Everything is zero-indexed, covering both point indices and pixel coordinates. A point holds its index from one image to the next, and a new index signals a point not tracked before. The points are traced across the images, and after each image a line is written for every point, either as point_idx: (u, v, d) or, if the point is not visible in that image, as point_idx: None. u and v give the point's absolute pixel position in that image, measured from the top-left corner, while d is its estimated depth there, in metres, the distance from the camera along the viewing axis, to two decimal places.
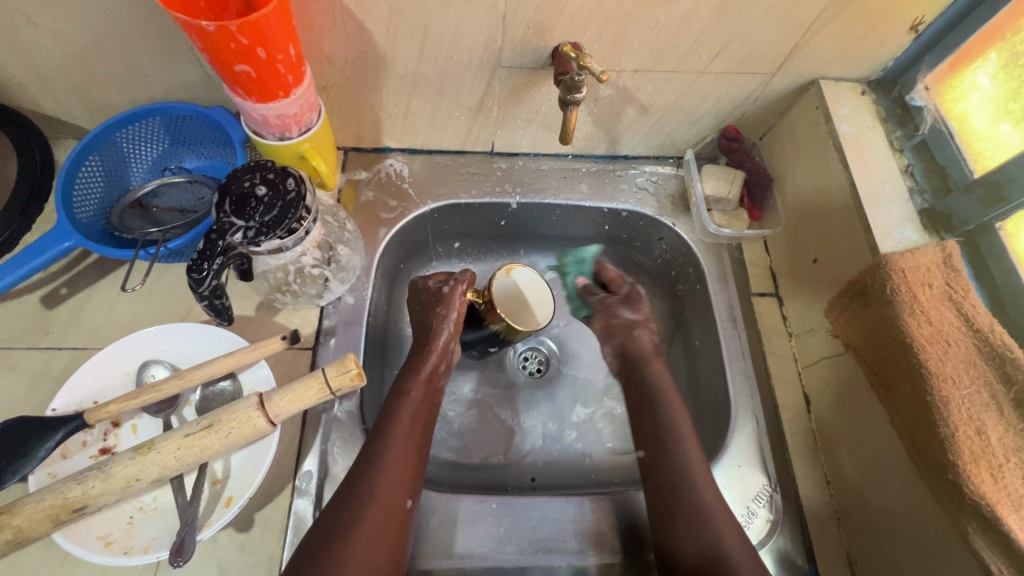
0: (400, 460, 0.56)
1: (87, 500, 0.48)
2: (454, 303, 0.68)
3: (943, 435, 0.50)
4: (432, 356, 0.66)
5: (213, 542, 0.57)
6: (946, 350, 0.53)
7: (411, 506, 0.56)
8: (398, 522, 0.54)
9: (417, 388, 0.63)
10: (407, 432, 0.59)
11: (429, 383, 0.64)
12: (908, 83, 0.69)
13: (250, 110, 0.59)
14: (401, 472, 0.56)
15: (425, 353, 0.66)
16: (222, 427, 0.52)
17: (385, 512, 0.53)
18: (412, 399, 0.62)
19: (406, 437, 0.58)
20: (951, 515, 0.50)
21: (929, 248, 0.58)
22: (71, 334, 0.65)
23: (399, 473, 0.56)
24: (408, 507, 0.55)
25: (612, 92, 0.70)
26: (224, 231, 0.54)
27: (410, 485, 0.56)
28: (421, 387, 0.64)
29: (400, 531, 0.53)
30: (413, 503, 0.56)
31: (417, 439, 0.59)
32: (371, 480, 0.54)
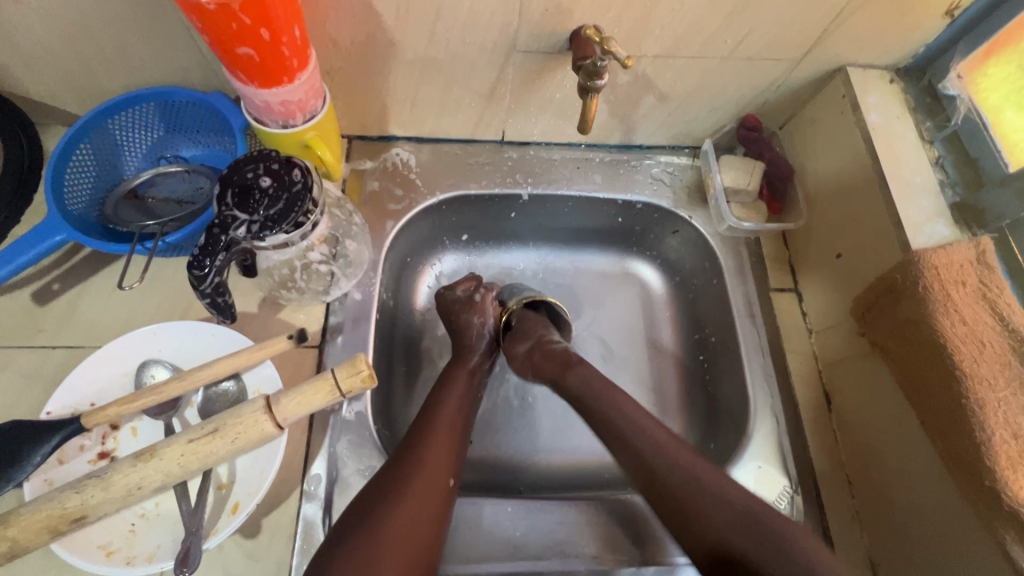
0: (435, 448, 0.56)
1: (86, 510, 0.46)
2: (490, 308, 0.72)
3: (978, 438, 0.49)
4: (475, 355, 0.68)
5: (219, 549, 0.55)
6: (980, 351, 0.52)
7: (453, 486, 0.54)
8: (439, 500, 0.53)
9: (461, 378, 0.65)
10: (447, 420, 0.59)
11: (472, 375, 0.66)
12: (939, 72, 0.66)
13: (252, 97, 0.55)
14: (441, 456, 0.55)
15: (469, 352, 0.68)
16: (228, 432, 0.49)
17: (423, 498, 0.51)
18: (457, 385, 0.63)
19: (440, 429, 0.58)
20: (985, 521, 0.48)
21: (962, 244, 0.56)
22: (65, 331, 0.62)
23: (435, 460, 0.55)
24: (450, 484, 0.54)
25: (631, 79, 0.67)
26: (227, 224, 0.51)
27: (453, 465, 0.56)
28: (465, 378, 0.65)
29: (440, 513, 0.52)
30: (456, 481, 0.55)
31: (459, 424, 0.60)
32: (410, 467, 0.53)
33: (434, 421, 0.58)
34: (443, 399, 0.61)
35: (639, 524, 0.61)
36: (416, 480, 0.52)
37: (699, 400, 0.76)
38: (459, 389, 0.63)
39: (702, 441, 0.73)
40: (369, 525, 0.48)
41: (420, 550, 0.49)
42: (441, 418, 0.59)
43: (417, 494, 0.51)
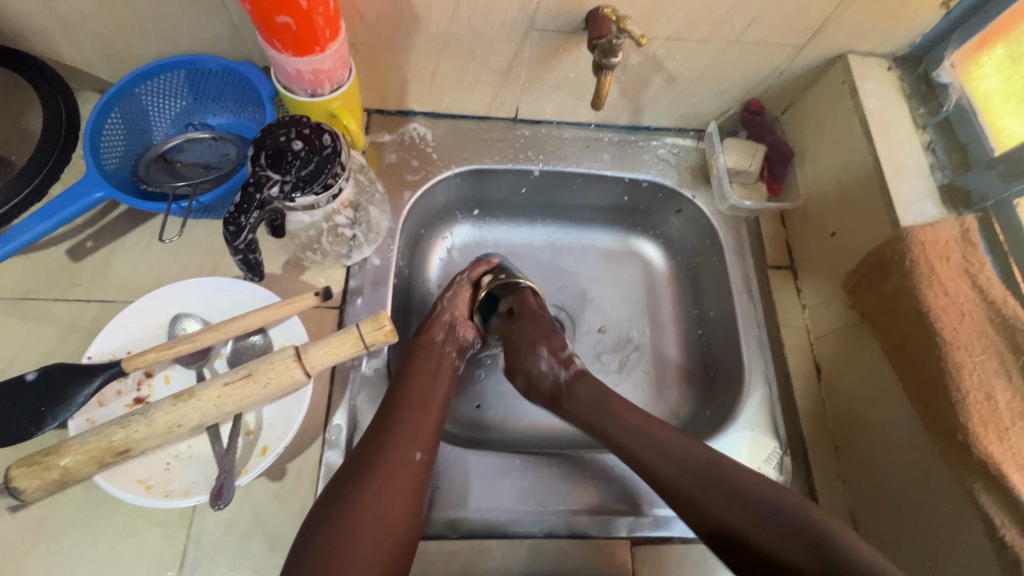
0: (405, 425, 0.59)
1: (131, 443, 0.49)
2: (463, 287, 0.74)
3: (951, 398, 0.53)
4: (434, 331, 0.70)
5: (247, 489, 0.58)
6: (960, 320, 0.56)
7: (422, 460, 0.58)
8: (413, 476, 0.56)
9: (421, 360, 0.66)
10: (416, 400, 0.62)
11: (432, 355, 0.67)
12: (933, 62, 0.70)
13: (284, 64, 0.58)
14: (410, 434, 0.59)
15: (430, 330, 0.70)
16: (261, 377, 0.53)
17: (387, 480, 0.55)
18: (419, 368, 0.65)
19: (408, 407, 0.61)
20: (957, 473, 0.52)
21: (949, 222, 0.60)
22: (99, 286, 0.65)
23: (398, 443, 0.58)
24: (420, 460, 0.58)
25: (641, 60, 0.70)
26: (261, 184, 0.54)
27: (423, 440, 0.59)
28: (425, 358, 0.67)
29: (415, 486, 0.56)
30: (427, 455, 0.58)
31: (425, 405, 0.62)
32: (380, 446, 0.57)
33: (404, 398, 0.61)
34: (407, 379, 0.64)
35: (635, 478, 0.65)
36: (397, 444, 0.57)
37: (697, 371, 0.80)
38: (424, 368, 0.65)
39: (698, 409, 0.78)
40: (351, 501, 0.53)
41: (388, 520, 0.53)
42: (409, 395, 0.62)
43: (385, 468, 0.56)
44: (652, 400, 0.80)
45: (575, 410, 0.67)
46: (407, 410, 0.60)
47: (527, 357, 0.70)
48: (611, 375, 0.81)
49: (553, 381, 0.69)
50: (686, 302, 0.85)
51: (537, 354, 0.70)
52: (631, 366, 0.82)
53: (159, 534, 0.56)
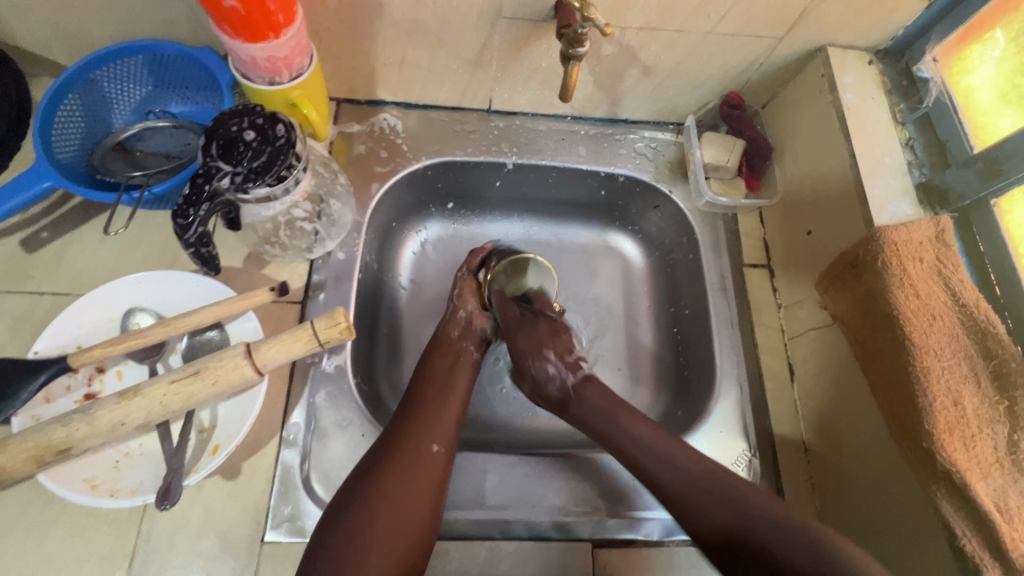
0: (423, 419, 0.60)
1: (72, 442, 0.48)
2: (467, 281, 0.74)
3: (917, 403, 0.52)
4: (450, 328, 0.71)
5: (200, 488, 0.57)
6: (930, 324, 0.54)
7: (439, 452, 0.58)
8: (432, 466, 0.57)
9: (442, 357, 0.68)
10: (435, 396, 0.63)
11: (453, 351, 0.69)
12: (916, 54, 0.68)
13: (238, 51, 0.56)
14: (428, 427, 0.60)
15: (446, 329, 0.71)
16: (209, 374, 0.51)
17: (407, 471, 0.56)
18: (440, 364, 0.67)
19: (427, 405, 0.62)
20: (922, 481, 0.51)
21: (923, 222, 0.58)
22: (52, 278, 0.64)
23: (414, 437, 0.58)
24: (437, 452, 0.58)
25: (615, 50, 0.68)
26: (211, 175, 0.52)
27: (440, 433, 0.60)
28: (447, 354, 0.68)
29: (436, 478, 0.57)
30: (443, 448, 0.59)
31: (446, 399, 0.63)
32: (396, 440, 0.58)
33: (422, 396, 0.63)
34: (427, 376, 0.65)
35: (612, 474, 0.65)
36: (415, 438, 0.58)
37: (671, 370, 0.79)
38: (442, 365, 0.67)
39: (669, 409, 0.76)
40: (369, 493, 0.53)
41: (405, 512, 0.53)
42: (427, 392, 0.63)
43: (403, 461, 0.56)
44: (624, 399, 0.78)
45: (582, 416, 0.66)
46: (423, 405, 0.62)
47: (534, 361, 0.69)
48: None
49: (561, 385, 0.68)
50: (662, 300, 0.83)
51: (544, 358, 0.69)
52: (606, 365, 0.80)
53: (107, 533, 0.55)
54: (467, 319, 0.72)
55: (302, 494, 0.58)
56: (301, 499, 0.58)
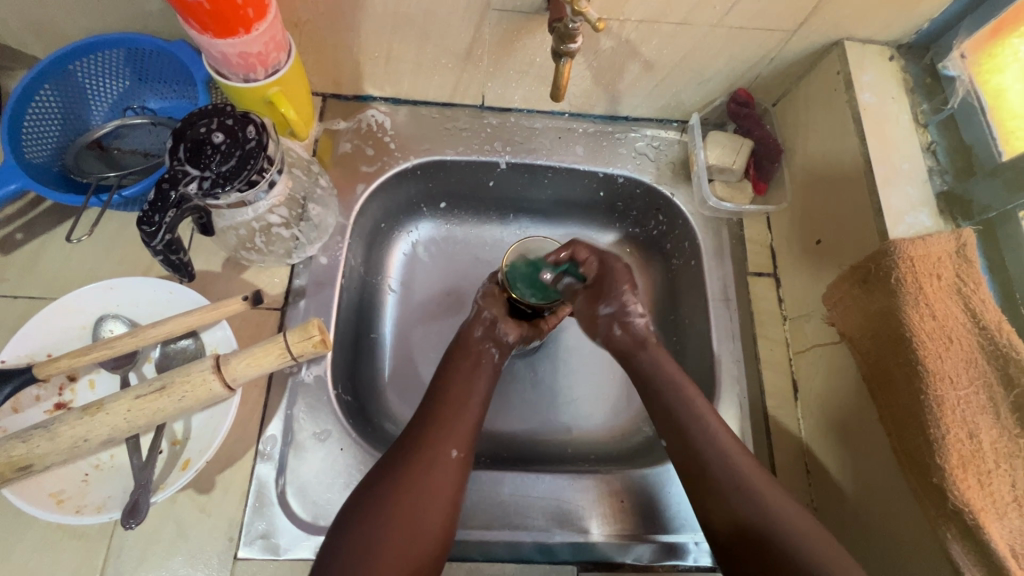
0: (442, 424, 0.57)
1: (32, 459, 0.46)
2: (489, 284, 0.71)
3: (927, 433, 0.48)
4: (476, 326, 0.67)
5: (172, 502, 0.55)
6: (946, 347, 0.50)
7: (458, 457, 0.56)
8: (449, 475, 0.54)
9: (463, 356, 0.64)
10: (454, 399, 0.60)
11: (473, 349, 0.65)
12: (941, 49, 0.63)
13: (208, 47, 0.53)
14: (447, 431, 0.57)
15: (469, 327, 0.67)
16: (175, 390, 0.49)
17: (423, 480, 0.53)
18: (461, 365, 0.64)
19: (445, 408, 0.59)
20: (930, 519, 0.48)
21: (943, 235, 0.54)
22: (27, 282, 0.62)
23: (432, 442, 0.56)
24: (455, 458, 0.55)
25: (614, 44, 0.63)
26: (177, 179, 0.50)
27: (459, 438, 0.57)
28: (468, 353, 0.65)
29: (455, 487, 0.54)
30: (462, 454, 0.56)
31: (467, 402, 0.60)
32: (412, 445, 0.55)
33: (444, 399, 0.60)
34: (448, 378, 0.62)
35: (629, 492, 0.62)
36: (431, 443, 0.55)
37: None
38: (463, 367, 0.63)
39: None
40: (377, 503, 0.51)
41: (425, 520, 0.51)
42: (448, 392, 0.60)
43: (421, 467, 0.54)
44: (620, 410, 0.74)
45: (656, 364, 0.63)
46: (441, 406, 0.59)
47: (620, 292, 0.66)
48: (578, 385, 0.75)
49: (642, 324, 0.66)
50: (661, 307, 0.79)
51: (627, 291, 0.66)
52: (601, 376, 0.76)
53: (76, 547, 0.53)
54: (492, 321, 0.67)
55: (277, 510, 0.56)
56: (275, 516, 0.56)
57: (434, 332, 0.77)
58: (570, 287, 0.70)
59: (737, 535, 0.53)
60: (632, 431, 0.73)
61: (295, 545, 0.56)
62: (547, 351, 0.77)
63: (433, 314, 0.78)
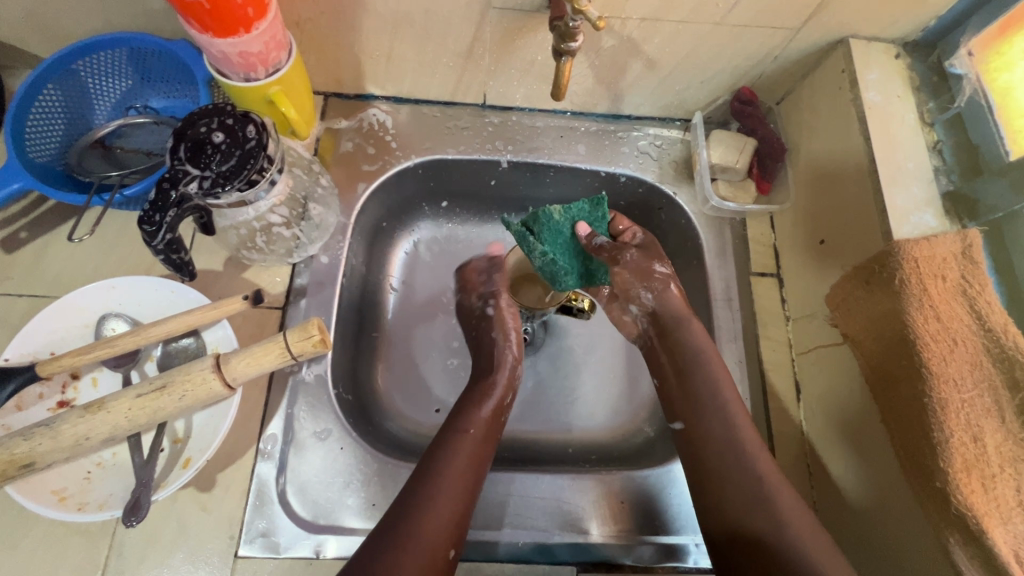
0: (443, 501, 0.52)
1: (34, 457, 0.47)
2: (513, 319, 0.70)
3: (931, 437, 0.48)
4: (497, 391, 0.63)
5: (173, 500, 0.56)
6: (951, 350, 0.49)
7: (452, 558, 0.51)
8: (439, 570, 0.49)
9: (476, 422, 0.60)
10: (458, 471, 0.54)
11: (490, 420, 0.60)
12: (948, 47, 0.62)
13: (208, 46, 0.53)
14: (446, 523, 0.51)
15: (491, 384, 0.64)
16: (176, 389, 0.49)
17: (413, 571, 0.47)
18: (473, 433, 0.58)
19: (450, 481, 0.53)
20: (933, 523, 0.48)
21: (948, 236, 0.53)
22: (30, 280, 0.62)
23: (432, 538, 0.50)
24: (450, 556, 0.50)
25: (616, 42, 0.63)
26: (178, 179, 0.50)
27: (456, 534, 0.52)
28: (482, 423, 0.60)
29: None
30: (457, 552, 0.51)
31: (475, 478, 0.55)
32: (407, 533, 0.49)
33: (448, 471, 0.54)
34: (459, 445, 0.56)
35: (631, 495, 0.61)
36: (428, 523, 0.50)
37: None
38: (478, 437, 0.58)
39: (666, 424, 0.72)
40: None
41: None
42: (453, 467, 0.54)
43: (417, 569, 0.48)
44: (621, 410, 0.74)
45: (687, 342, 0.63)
46: (446, 490, 0.53)
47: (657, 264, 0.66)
48: (579, 384, 0.75)
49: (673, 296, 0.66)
50: None
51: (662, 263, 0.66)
52: (603, 376, 0.76)
53: (79, 544, 0.54)
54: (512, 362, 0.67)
55: (277, 509, 0.57)
56: (275, 514, 0.56)
57: (435, 332, 0.77)
58: (603, 245, 0.63)
59: (733, 538, 0.54)
60: (633, 432, 0.73)
61: (295, 544, 0.56)
62: (548, 351, 0.77)
63: (434, 313, 0.78)
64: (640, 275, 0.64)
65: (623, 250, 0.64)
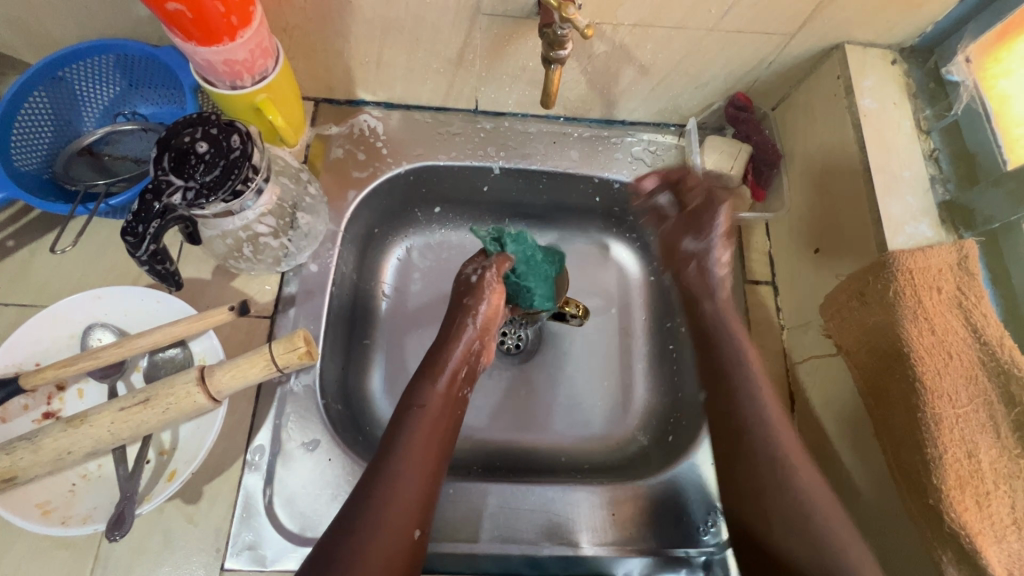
0: (399, 487, 0.50)
1: (16, 471, 0.46)
2: (494, 290, 0.63)
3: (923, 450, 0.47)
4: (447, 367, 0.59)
5: (159, 512, 0.55)
6: (946, 363, 0.48)
7: (419, 538, 0.50)
8: (403, 554, 0.48)
9: (431, 400, 0.57)
10: (411, 452, 0.53)
11: (445, 395, 0.58)
12: (946, 53, 0.61)
13: (193, 54, 0.52)
14: (409, 505, 0.50)
15: (441, 360, 0.59)
16: (159, 402, 0.49)
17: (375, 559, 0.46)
18: (428, 413, 0.56)
19: (406, 464, 0.52)
20: (928, 541, 0.47)
21: (944, 247, 0.52)
22: (17, 289, 0.62)
23: (393, 521, 0.49)
24: (415, 537, 0.49)
25: (608, 49, 0.62)
26: (161, 190, 0.49)
27: (420, 513, 0.50)
28: (437, 400, 0.57)
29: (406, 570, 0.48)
30: (423, 532, 0.50)
31: (432, 459, 0.53)
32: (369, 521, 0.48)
33: (403, 456, 0.52)
34: (411, 427, 0.54)
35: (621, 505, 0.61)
36: (388, 509, 0.49)
37: (663, 391, 0.74)
38: (431, 414, 0.56)
39: (660, 433, 0.71)
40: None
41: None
42: (410, 452, 0.52)
43: (380, 556, 0.46)
44: (615, 419, 0.73)
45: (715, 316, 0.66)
46: (407, 474, 0.51)
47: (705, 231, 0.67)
48: (573, 393, 0.74)
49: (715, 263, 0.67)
50: (659, 314, 0.78)
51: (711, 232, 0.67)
52: (597, 384, 0.75)
53: (64, 557, 0.53)
54: (477, 351, 0.62)
55: (264, 521, 0.56)
56: (262, 526, 0.56)
57: (427, 339, 0.76)
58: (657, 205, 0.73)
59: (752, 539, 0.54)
60: (626, 441, 0.72)
61: (282, 556, 0.55)
62: (542, 359, 0.76)
63: (426, 320, 0.77)
64: (689, 226, 0.69)
65: (665, 221, 0.72)
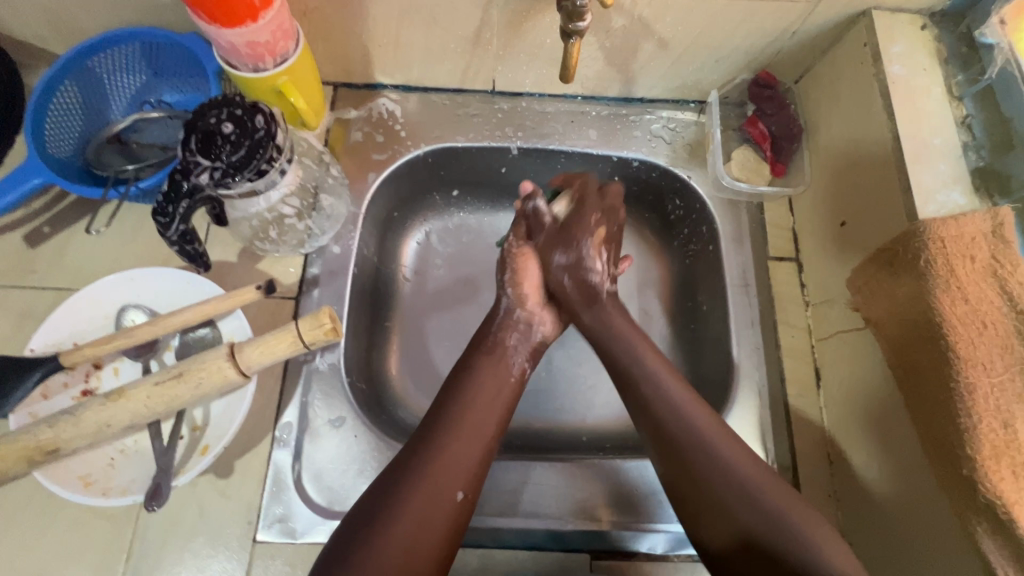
0: (447, 450, 0.52)
1: (59, 443, 0.48)
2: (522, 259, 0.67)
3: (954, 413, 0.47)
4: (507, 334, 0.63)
5: (193, 486, 0.57)
6: (980, 333, 0.47)
7: (462, 501, 0.50)
8: (446, 513, 0.49)
9: (483, 372, 0.59)
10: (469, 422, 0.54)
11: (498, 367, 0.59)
12: (979, 16, 0.60)
13: (216, 37, 0.53)
14: (456, 469, 0.51)
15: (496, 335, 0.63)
16: (192, 377, 0.50)
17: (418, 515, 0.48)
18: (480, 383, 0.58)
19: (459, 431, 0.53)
20: (959, 512, 0.46)
21: (978, 214, 0.50)
22: (54, 273, 0.64)
23: (434, 480, 0.50)
24: (458, 499, 0.50)
25: (626, 23, 0.61)
26: (189, 170, 0.50)
27: (469, 479, 0.51)
28: (488, 374, 0.59)
29: (446, 530, 0.48)
30: (468, 497, 0.51)
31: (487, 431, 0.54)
32: (415, 480, 0.49)
33: (456, 420, 0.54)
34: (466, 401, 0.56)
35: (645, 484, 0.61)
36: (438, 469, 0.50)
37: (684, 371, 0.73)
38: (486, 383, 0.58)
39: None
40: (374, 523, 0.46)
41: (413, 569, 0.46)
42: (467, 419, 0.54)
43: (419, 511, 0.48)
44: None
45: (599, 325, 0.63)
46: (459, 440, 0.53)
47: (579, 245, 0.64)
48: (593, 375, 0.74)
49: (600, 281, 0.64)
50: (679, 293, 0.77)
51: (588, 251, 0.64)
52: None
53: (105, 527, 0.56)
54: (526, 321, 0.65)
55: (292, 495, 0.58)
56: (292, 500, 0.57)
57: (449, 322, 0.76)
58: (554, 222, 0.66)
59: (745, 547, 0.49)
60: None
61: (312, 529, 0.56)
62: (561, 340, 0.76)
63: (447, 302, 0.77)
64: (559, 240, 0.65)
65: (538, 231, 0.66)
